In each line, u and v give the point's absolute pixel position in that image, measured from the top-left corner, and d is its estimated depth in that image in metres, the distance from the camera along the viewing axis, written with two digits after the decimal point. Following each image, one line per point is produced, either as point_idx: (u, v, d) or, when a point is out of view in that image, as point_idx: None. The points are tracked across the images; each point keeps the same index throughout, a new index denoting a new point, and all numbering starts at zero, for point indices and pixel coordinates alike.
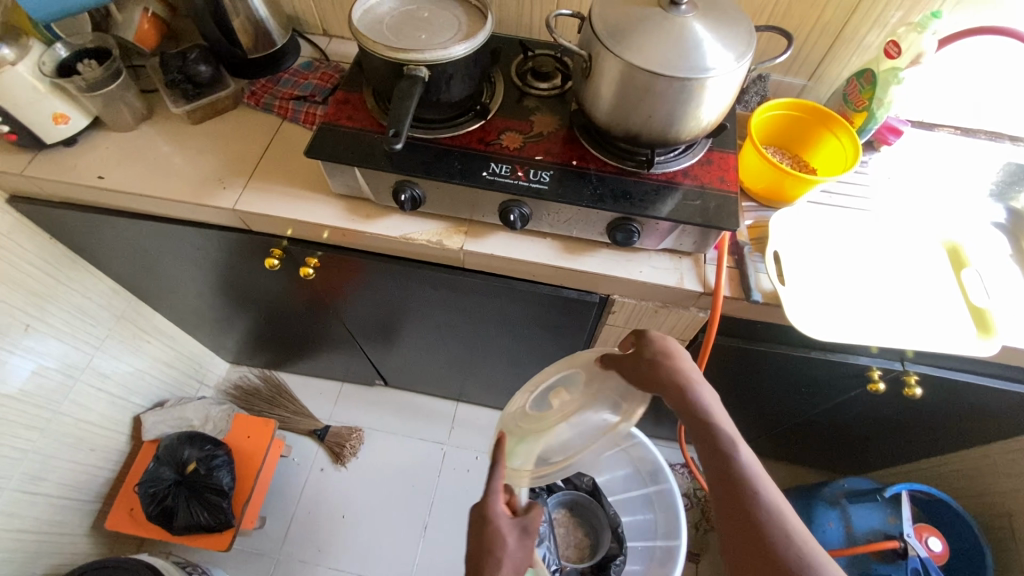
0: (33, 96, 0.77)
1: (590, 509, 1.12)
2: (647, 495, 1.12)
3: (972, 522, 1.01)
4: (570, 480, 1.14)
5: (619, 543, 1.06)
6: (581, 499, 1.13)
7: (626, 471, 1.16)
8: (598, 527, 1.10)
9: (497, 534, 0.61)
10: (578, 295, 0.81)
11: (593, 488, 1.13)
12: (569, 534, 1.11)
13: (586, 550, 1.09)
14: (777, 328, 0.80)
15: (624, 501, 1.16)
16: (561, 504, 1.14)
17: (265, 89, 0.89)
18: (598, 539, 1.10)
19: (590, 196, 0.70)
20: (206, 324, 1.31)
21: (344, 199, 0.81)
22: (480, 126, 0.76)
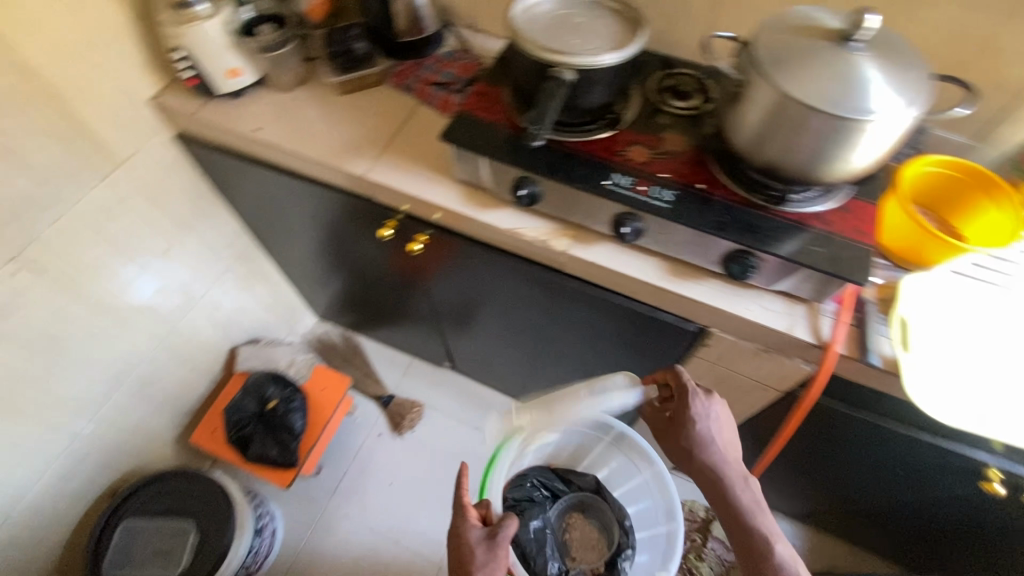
0: (216, 50, 0.86)
1: (596, 508, 1.07)
2: (642, 481, 1.06)
3: None
4: (569, 480, 1.09)
5: (628, 536, 1.03)
6: (588, 498, 1.08)
7: (621, 459, 1.08)
8: (608, 525, 1.05)
9: (468, 551, 0.72)
10: (676, 321, 0.79)
11: (595, 483, 1.09)
12: (581, 536, 1.05)
13: (598, 552, 1.03)
14: (887, 399, 0.74)
15: (628, 492, 1.08)
16: (568, 506, 1.08)
17: (410, 72, 0.95)
18: (609, 536, 1.05)
19: (712, 223, 0.68)
20: (307, 277, 1.41)
21: (463, 185, 0.84)
22: (609, 135, 0.76)
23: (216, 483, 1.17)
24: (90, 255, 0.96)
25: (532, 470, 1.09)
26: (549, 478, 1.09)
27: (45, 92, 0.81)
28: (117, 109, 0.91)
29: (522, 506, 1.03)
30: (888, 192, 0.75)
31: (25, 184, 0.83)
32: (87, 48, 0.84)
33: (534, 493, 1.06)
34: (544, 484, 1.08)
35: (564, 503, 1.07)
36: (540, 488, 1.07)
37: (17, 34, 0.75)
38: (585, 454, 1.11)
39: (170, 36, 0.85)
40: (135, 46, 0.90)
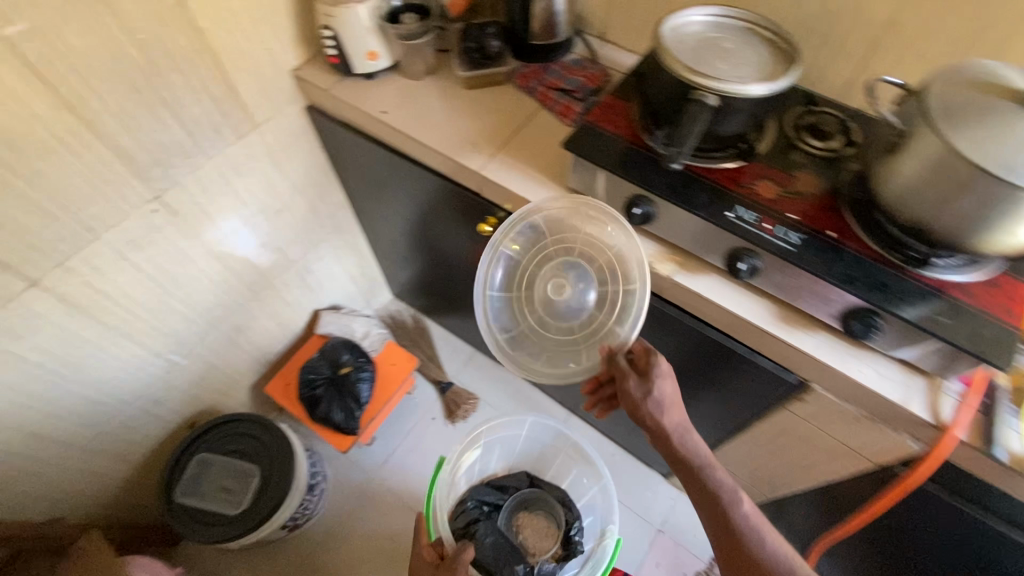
0: (362, 32, 0.91)
1: (534, 499, 1.26)
2: (564, 454, 1.31)
3: None
4: (499, 488, 1.26)
5: (569, 509, 1.24)
6: (526, 495, 1.27)
7: (541, 449, 1.34)
8: (551, 509, 1.24)
9: None
10: (774, 368, 0.75)
11: (527, 479, 1.29)
12: (533, 530, 1.22)
13: (549, 533, 1.21)
14: (1007, 499, 0.67)
15: (555, 474, 1.33)
16: (514, 510, 1.25)
17: (535, 76, 0.96)
18: (553, 518, 1.24)
19: (839, 274, 0.64)
20: (393, 256, 1.47)
21: (573, 194, 0.84)
22: (738, 166, 0.73)
23: (280, 433, 1.22)
24: (215, 206, 1.04)
25: (468, 494, 1.24)
26: (486, 493, 1.25)
27: (210, 52, 0.88)
28: (264, 75, 0.98)
29: (472, 530, 1.18)
30: None
31: (178, 134, 0.90)
32: (251, 17, 0.90)
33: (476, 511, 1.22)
34: (482, 501, 1.23)
35: (507, 509, 1.24)
36: (480, 503, 1.23)
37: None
38: (508, 459, 1.34)
39: (323, 14, 0.90)
40: (289, 20, 0.97)
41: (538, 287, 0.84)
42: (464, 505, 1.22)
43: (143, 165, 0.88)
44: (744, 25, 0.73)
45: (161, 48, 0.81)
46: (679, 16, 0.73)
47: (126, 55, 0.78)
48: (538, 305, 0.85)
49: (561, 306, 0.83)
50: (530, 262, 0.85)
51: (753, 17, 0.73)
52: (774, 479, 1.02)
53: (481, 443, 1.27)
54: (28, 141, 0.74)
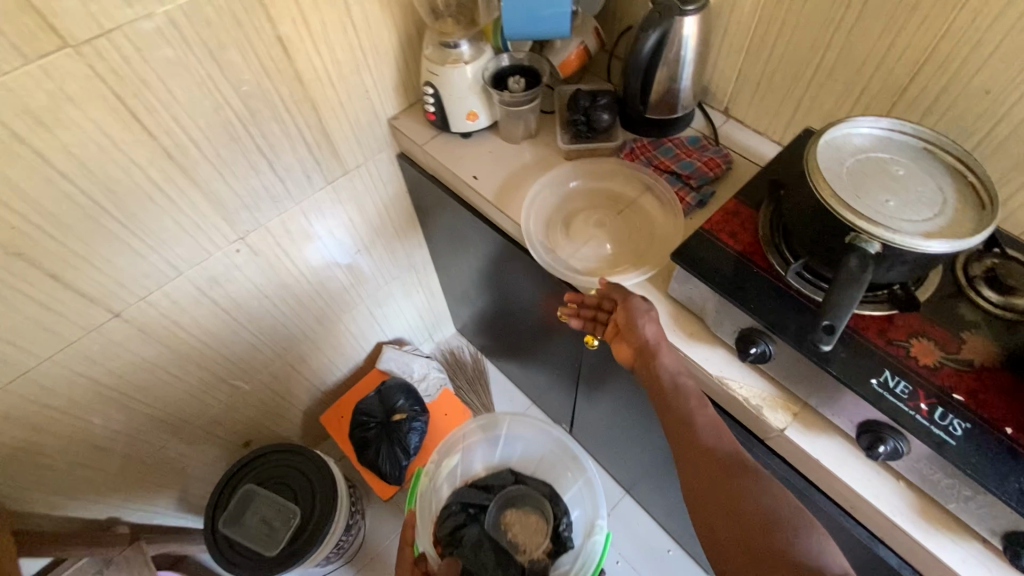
0: (465, 94, 0.85)
1: (524, 495, 1.14)
2: (550, 450, 1.17)
3: None
4: (485, 486, 1.15)
5: (558, 503, 1.12)
6: (513, 493, 1.14)
7: (525, 444, 1.19)
8: (540, 501, 1.12)
9: None
10: (900, 567, 0.61)
11: (512, 476, 1.16)
12: (522, 528, 1.10)
13: (538, 525, 1.10)
14: None
15: (542, 468, 1.18)
16: (502, 507, 1.12)
17: (643, 152, 0.85)
18: (543, 511, 1.11)
19: (1017, 492, 0.50)
20: (463, 297, 1.42)
21: (674, 305, 0.73)
22: (888, 315, 0.60)
23: (326, 467, 1.21)
24: (295, 246, 1.02)
25: (451, 498, 1.13)
26: (470, 494, 1.13)
27: (309, 102, 0.85)
28: (360, 123, 0.95)
29: (457, 536, 1.07)
30: None
31: (269, 180, 0.89)
32: (354, 69, 0.87)
33: (456, 517, 1.10)
34: (467, 502, 1.12)
35: (494, 509, 1.12)
36: (461, 506, 1.11)
37: (302, 49, 0.79)
38: (491, 458, 1.20)
39: (427, 71, 0.85)
40: (392, 69, 0.93)
41: (573, 227, 0.83)
42: (446, 505, 1.12)
43: (231, 208, 0.87)
44: (921, 146, 0.60)
45: (263, 99, 0.79)
46: (840, 128, 0.61)
47: (229, 107, 0.77)
48: (561, 226, 0.83)
49: (579, 244, 0.81)
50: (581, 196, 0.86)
51: (937, 138, 0.60)
52: None
53: (460, 447, 1.16)
54: (128, 187, 0.74)
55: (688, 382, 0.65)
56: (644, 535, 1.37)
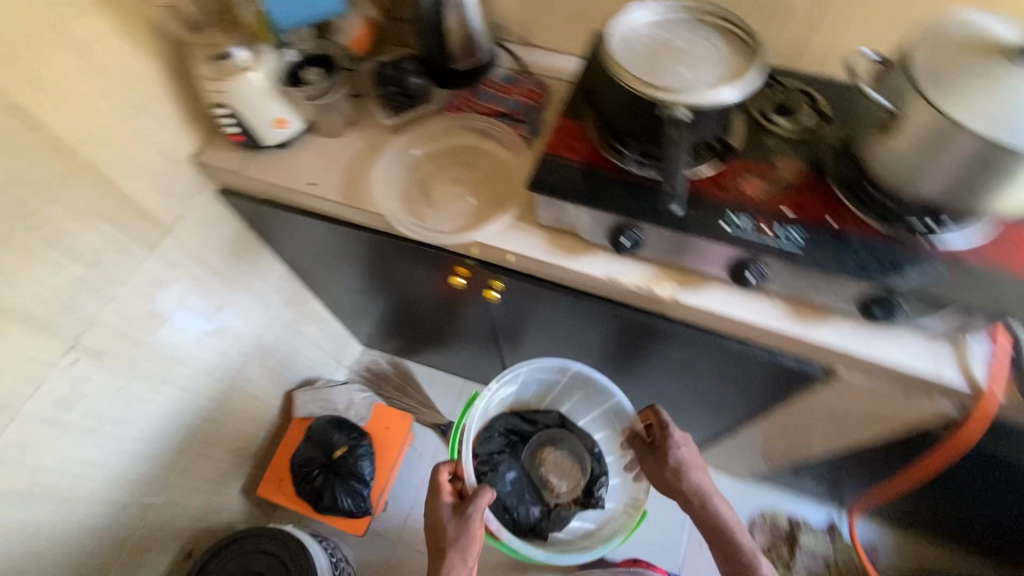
0: (263, 101, 0.79)
1: (566, 440, 1.19)
2: (604, 411, 1.12)
3: None
4: (533, 421, 1.18)
5: (599, 462, 1.15)
6: (555, 433, 1.19)
7: (581, 396, 1.15)
8: (580, 452, 1.17)
9: (442, 526, 0.85)
10: (797, 365, 0.72)
11: (559, 418, 1.19)
12: (558, 469, 1.17)
13: (573, 472, 1.16)
14: None
15: (591, 424, 1.17)
16: (541, 443, 1.19)
17: (467, 104, 0.85)
18: (581, 463, 1.17)
19: (851, 265, 0.61)
20: (356, 310, 1.37)
21: (549, 230, 0.76)
22: (717, 168, 0.68)
23: (290, 536, 1.12)
24: (145, 330, 0.90)
25: (498, 421, 1.17)
26: (515, 422, 1.18)
27: (88, 169, 0.74)
28: (159, 172, 0.84)
29: (494, 461, 1.16)
30: None
31: (78, 272, 0.76)
32: (126, 118, 0.77)
33: (501, 443, 1.17)
34: (510, 431, 1.18)
35: (533, 442, 1.19)
36: (504, 438, 1.17)
37: (47, 112, 0.67)
38: (546, 394, 1.18)
39: (211, 91, 0.77)
40: (168, 102, 0.82)
41: (429, 194, 0.82)
42: (492, 428, 1.17)
43: (45, 319, 0.74)
44: (689, 16, 0.67)
45: (25, 184, 0.67)
46: (621, 18, 0.66)
47: None
48: (416, 198, 0.82)
49: (438, 207, 0.80)
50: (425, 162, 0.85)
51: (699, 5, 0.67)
52: (796, 446, 1.01)
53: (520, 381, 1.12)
54: None
55: (745, 536, 0.82)
56: None
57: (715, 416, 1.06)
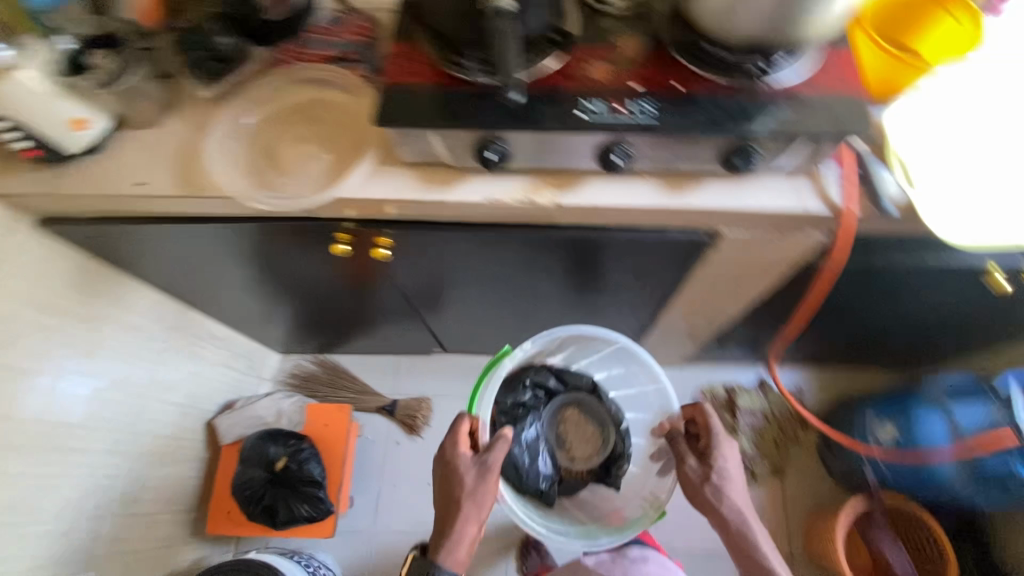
0: (45, 101, 0.66)
1: (593, 406, 1.16)
2: (645, 392, 1.12)
3: None
4: (564, 379, 1.15)
5: (625, 441, 1.12)
6: (583, 397, 1.16)
7: (620, 371, 1.15)
8: (604, 422, 1.15)
9: (457, 473, 0.86)
10: (683, 236, 0.76)
11: (592, 384, 1.16)
12: (578, 433, 1.15)
13: (592, 440, 1.15)
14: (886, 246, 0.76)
15: (625, 399, 1.16)
16: (567, 403, 1.16)
17: (292, 57, 0.78)
18: (603, 436, 1.15)
19: (704, 122, 0.62)
20: (257, 317, 1.29)
21: (416, 166, 0.72)
22: (562, 59, 0.66)
23: (255, 564, 1.07)
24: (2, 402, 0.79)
25: (527, 373, 1.12)
26: (545, 377, 1.14)
27: None
28: None
29: (516, 414, 1.10)
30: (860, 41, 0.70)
31: None
32: None
33: (527, 397, 1.11)
34: (537, 386, 1.13)
35: (559, 401, 1.16)
36: (532, 395, 1.12)
37: None
38: (584, 356, 1.16)
39: None
40: None
41: (278, 159, 0.74)
42: (522, 379, 1.12)
43: None
44: None
45: None
46: None
47: None
48: (263, 169, 0.73)
49: (291, 173, 0.73)
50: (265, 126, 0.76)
51: None
52: (709, 317, 1.08)
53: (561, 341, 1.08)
54: None
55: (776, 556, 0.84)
56: None
57: (633, 311, 1.10)
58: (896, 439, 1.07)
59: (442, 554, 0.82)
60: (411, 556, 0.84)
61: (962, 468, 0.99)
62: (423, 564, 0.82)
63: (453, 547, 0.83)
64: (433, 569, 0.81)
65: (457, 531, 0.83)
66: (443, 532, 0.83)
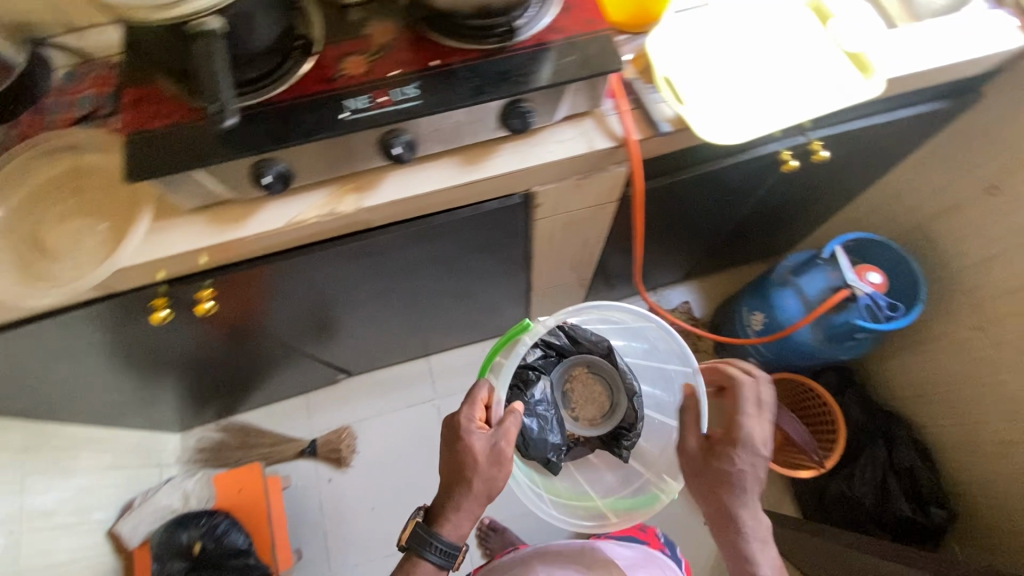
0: None
1: (605, 369, 1.09)
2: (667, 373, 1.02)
3: (905, 253, 1.02)
4: (577, 340, 1.08)
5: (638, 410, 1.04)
6: (595, 361, 1.09)
7: (643, 346, 1.06)
8: (615, 386, 1.08)
9: (467, 451, 0.78)
10: (500, 203, 0.78)
11: (609, 348, 1.07)
12: (587, 395, 1.09)
13: (600, 404, 1.09)
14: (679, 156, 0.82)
15: (641, 370, 1.08)
16: (578, 364, 1.10)
17: (36, 128, 0.71)
18: (614, 403, 1.08)
19: (468, 92, 0.62)
20: (131, 405, 1.19)
21: (203, 211, 0.68)
22: (314, 64, 0.64)
23: None
24: None
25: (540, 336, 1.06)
26: (559, 339, 1.07)
27: None
28: None
29: (525, 378, 1.04)
30: None
31: None
32: None
33: (535, 360, 1.07)
34: (548, 348, 1.08)
35: (569, 363, 1.10)
36: (540, 355, 1.08)
37: None
38: (606, 321, 1.06)
39: None
40: None
41: (47, 245, 0.67)
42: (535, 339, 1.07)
43: None
44: None
45: None
46: None
47: None
48: (32, 261, 0.67)
49: (67, 257, 0.67)
50: (23, 213, 0.68)
51: None
52: (576, 264, 1.12)
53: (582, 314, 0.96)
54: None
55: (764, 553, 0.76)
56: (462, 360, 1.52)
57: (506, 281, 1.12)
58: (765, 323, 1.17)
59: (446, 526, 0.77)
60: (413, 521, 0.79)
61: (821, 333, 1.08)
62: (423, 533, 0.77)
63: (459, 520, 0.77)
64: (434, 540, 0.76)
65: (462, 508, 0.77)
66: (449, 504, 0.78)
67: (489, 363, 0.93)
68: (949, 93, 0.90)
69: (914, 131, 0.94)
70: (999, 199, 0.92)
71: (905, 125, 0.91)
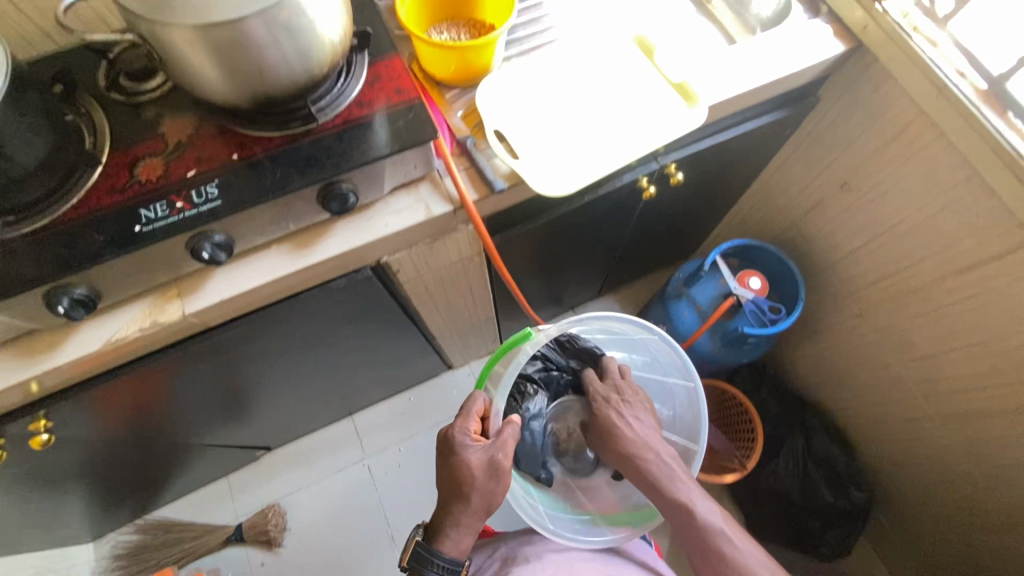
0: None
1: None
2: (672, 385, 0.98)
3: (779, 253, 1.06)
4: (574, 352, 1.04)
5: None
6: None
7: (644, 359, 1.02)
8: None
9: (464, 466, 0.75)
10: (350, 279, 0.74)
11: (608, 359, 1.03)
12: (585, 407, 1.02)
13: None
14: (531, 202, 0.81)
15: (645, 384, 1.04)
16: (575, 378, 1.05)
17: None
18: None
19: (273, 183, 0.59)
20: (21, 533, 1.09)
21: (8, 346, 0.62)
22: (103, 174, 0.60)
23: None
24: None
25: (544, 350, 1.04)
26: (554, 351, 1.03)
27: None
28: None
29: (523, 392, 1.03)
30: (416, 41, 0.72)
31: None
32: None
33: (534, 372, 1.05)
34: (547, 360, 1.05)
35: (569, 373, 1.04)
36: (539, 368, 1.05)
37: None
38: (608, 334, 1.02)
39: None
40: None
41: None
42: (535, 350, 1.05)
43: None
44: None
45: None
46: None
47: None
48: None
49: None
50: None
51: None
52: (470, 310, 1.10)
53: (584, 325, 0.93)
54: None
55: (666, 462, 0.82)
56: (387, 414, 1.48)
57: (401, 338, 1.09)
58: None
59: (447, 543, 0.74)
60: (412, 539, 0.74)
61: (719, 339, 1.10)
62: (425, 551, 0.72)
63: (460, 536, 0.74)
64: (434, 558, 0.71)
65: (460, 524, 0.74)
66: (449, 521, 0.74)
67: (486, 375, 0.90)
68: (787, 102, 0.92)
69: (762, 142, 0.97)
70: (851, 196, 0.95)
71: (751, 139, 0.93)
